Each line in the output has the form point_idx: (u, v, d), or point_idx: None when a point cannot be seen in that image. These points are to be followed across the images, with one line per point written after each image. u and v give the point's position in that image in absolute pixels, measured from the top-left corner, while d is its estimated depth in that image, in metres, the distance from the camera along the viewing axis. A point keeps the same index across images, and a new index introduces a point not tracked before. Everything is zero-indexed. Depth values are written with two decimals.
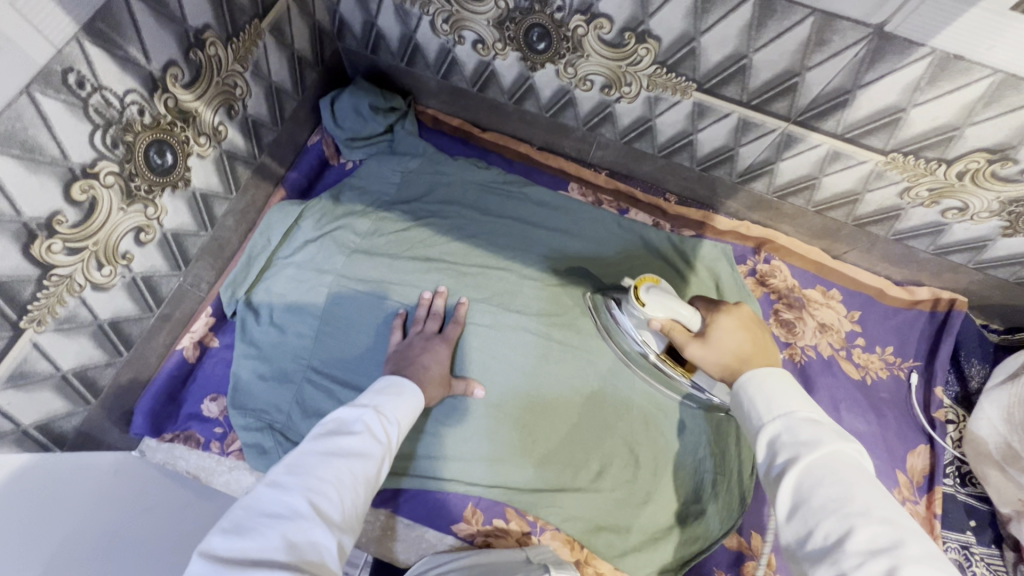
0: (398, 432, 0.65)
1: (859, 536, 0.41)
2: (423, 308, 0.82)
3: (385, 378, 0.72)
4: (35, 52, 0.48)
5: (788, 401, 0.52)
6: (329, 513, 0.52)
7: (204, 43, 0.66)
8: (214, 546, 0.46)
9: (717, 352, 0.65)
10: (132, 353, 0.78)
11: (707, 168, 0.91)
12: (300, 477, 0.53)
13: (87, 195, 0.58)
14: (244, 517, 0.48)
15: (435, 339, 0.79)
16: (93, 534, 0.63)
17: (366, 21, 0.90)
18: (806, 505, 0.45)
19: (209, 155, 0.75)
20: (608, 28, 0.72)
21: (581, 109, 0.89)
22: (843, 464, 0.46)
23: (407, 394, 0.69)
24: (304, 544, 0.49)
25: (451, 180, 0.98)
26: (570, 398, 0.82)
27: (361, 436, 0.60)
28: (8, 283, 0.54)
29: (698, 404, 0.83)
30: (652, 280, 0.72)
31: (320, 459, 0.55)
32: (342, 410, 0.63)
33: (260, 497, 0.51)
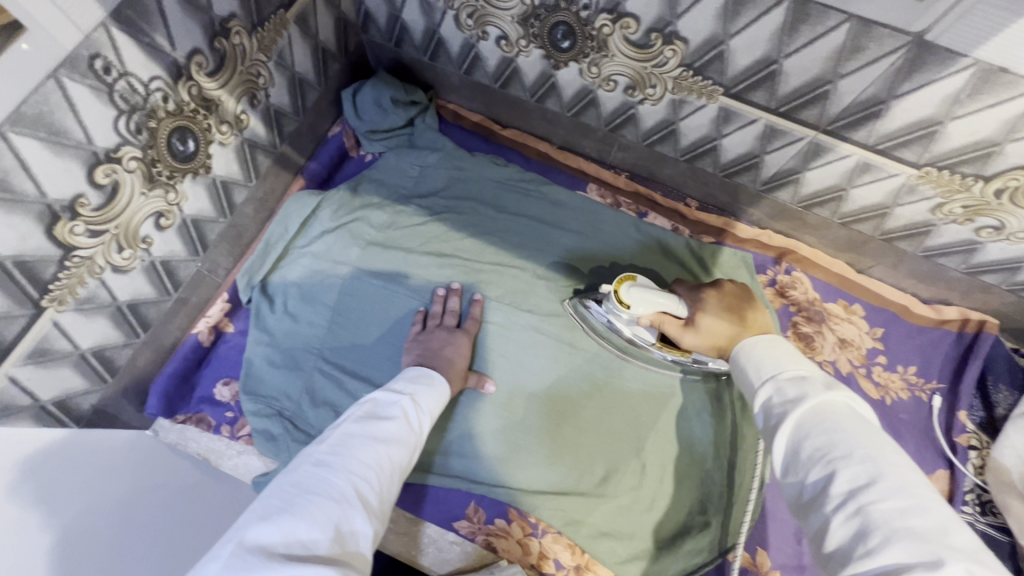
0: (429, 422, 0.66)
1: (842, 480, 0.42)
2: (437, 306, 0.83)
3: (415, 367, 0.73)
4: (63, 38, 0.49)
5: (776, 364, 0.54)
6: (369, 499, 0.53)
7: (229, 32, 0.67)
8: (265, 525, 0.46)
9: (706, 335, 0.68)
10: (149, 335, 0.79)
11: (730, 175, 0.89)
12: (344, 460, 0.53)
13: (110, 178, 0.59)
14: (294, 496, 0.48)
15: (448, 334, 0.80)
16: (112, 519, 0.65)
17: (391, 14, 0.89)
18: (796, 459, 0.46)
19: (230, 143, 0.76)
20: (634, 28, 0.70)
21: (603, 109, 0.87)
22: (827, 410, 0.46)
23: (437, 386, 0.70)
24: (347, 532, 0.49)
25: (469, 176, 0.98)
26: (574, 398, 0.83)
27: (398, 423, 0.61)
28: (31, 263, 0.55)
29: (700, 374, 0.84)
30: (629, 279, 0.76)
31: (361, 443, 0.56)
32: (378, 393, 0.65)
33: (307, 476, 0.51)
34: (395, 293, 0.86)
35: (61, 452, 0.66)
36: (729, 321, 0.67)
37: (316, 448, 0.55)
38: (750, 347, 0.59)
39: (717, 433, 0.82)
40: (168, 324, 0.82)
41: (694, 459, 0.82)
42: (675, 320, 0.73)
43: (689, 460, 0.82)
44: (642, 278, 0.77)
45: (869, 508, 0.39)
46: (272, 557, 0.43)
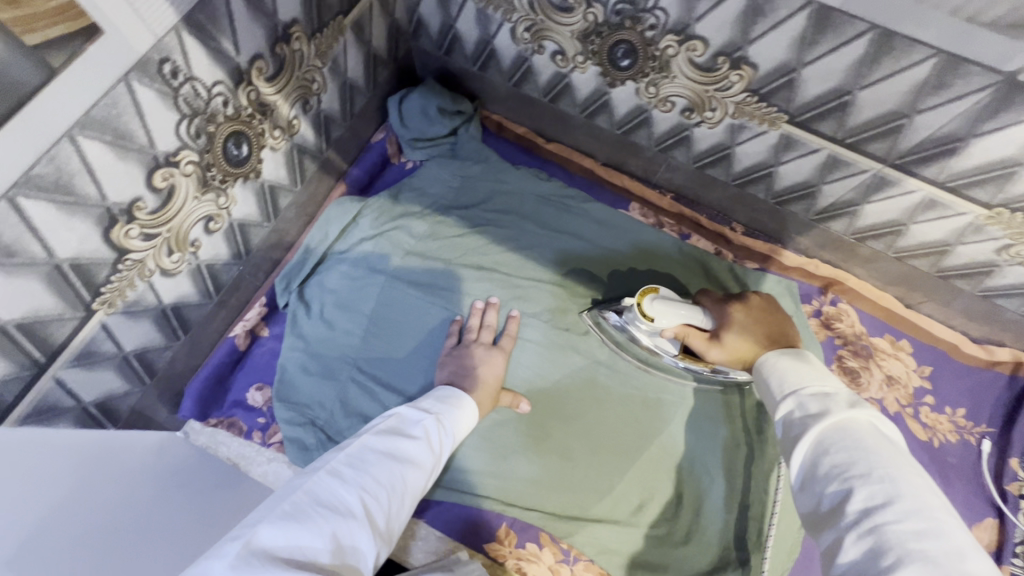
0: (450, 447, 0.64)
1: (858, 498, 0.40)
2: (476, 319, 0.81)
3: (446, 386, 0.71)
4: (136, 41, 0.48)
5: (800, 378, 0.52)
6: (375, 522, 0.51)
7: (290, 38, 0.66)
8: (272, 527, 0.43)
9: (733, 350, 0.66)
10: (190, 337, 0.77)
11: (782, 202, 0.87)
12: (358, 474, 0.52)
13: (167, 182, 0.58)
14: (305, 502, 0.47)
15: (486, 351, 0.79)
16: (90, 510, 0.55)
17: (444, 23, 0.88)
18: (813, 474, 0.44)
19: (281, 148, 0.75)
20: (701, 51, 0.68)
21: (656, 129, 0.86)
22: (850, 428, 0.45)
23: (466, 409, 0.69)
24: (347, 548, 0.47)
25: (511, 189, 0.97)
26: (598, 421, 0.81)
27: (419, 444, 0.60)
28: (87, 266, 0.54)
29: (718, 384, 0.82)
30: (652, 290, 0.74)
31: (377, 459, 0.55)
32: (405, 409, 0.63)
33: (321, 484, 0.49)
34: (432, 305, 0.84)
35: (75, 447, 0.62)
36: (758, 337, 0.64)
37: (336, 456, 0.54)
38: (774, 359, 0.57)
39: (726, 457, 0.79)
40: (207, 326, 0.80)
41: (736, 487, 0.78)
42: (700, 333, 0.70)
43: (730, 490, 0.78)
44: (665, 290, 0.75)
45: (883, 528, 0.37)
46: (273, 561, 0.41)
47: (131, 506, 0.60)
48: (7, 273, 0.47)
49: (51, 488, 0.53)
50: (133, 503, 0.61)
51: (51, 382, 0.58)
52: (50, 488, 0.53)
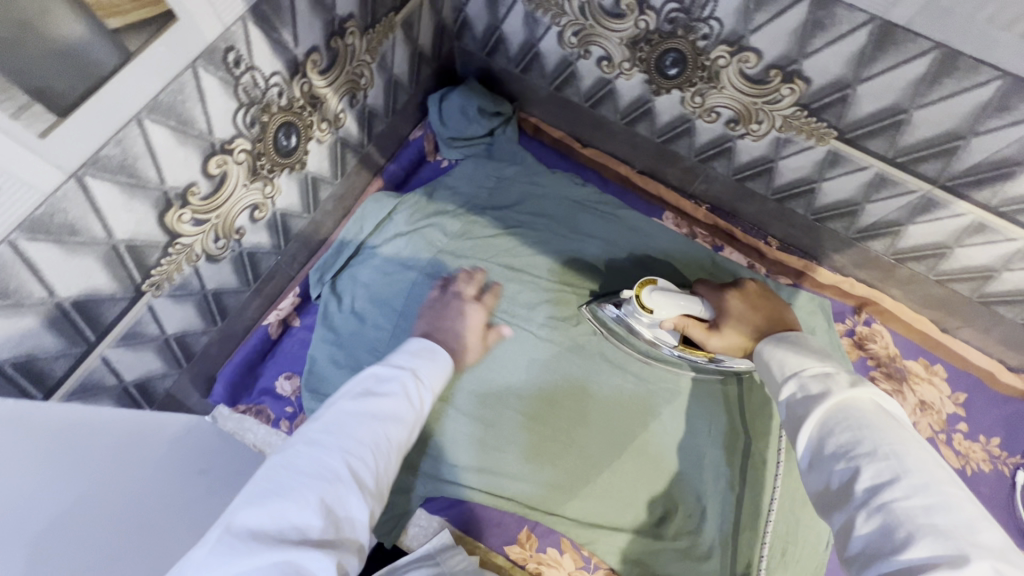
0: (432, 396, 0.62)
1: (864, 476, 0.40)
2: (463, 275, 0.81)
3: (417, 338, 0.67)
4: (206, 29, 0.48)
5: (801, 361, 0.51)
6: (365, 479, 0.49)
7: (345, 32, 0.66)
8: (252, 510, 0.43)
9: (733, 339, 0.65)
10: (226, 324, 0.78)
11: (822, 219, 0.86)
12: (338, 437, 0.50)
13: (220, 169, 0.59)
14: (283, 479, 0.45)
15: (467, 304, 0.78)
16: (112, 501, 0.52)
17: (490, 24, 0.88)
18: (818, 455, 0.44)
19: (326, 141, 0.75)
20: (754, 63, 0.67)
21: (698, 139, 0.85)
22: (853, 407, 0.44)
23: (440, 359, 0.65)
24: (340, 511, 0.46)
25: (546, 193, 0.97)
26: (606, 422, 0.79)
27: (398, 399, 0.56)
28: (141, 248, 0.55)
29: (718, 374, 0.82)
30: (651, 281, 0.72)
31: (358, 419, 0.52)
32: (378, 365, 0.59)
33: (298, 456, 0.47)
34: None
35: (117, 423, 0.62)
36: (758, 324, 0.64)
37: (310, 425, 0.51)
38: (772, 344, 0.56)
39: (729, 454, 0.79)
40: (242, 314, 0.80)
41: (749, 490, 0.77)
42: (699, 323, 0.70)
43: (742, 493, 0.77)
44: (663, 280, 0.74)
45: (892, 505, 0.38)
46: (258, 542, 0.41)
47: (156, 490, 0.59)
48: (69, 251, 0.48)
49: (77, 478, 0.49)
50: (155, 492, 0.58)
51: (97, 360, 0.58)
52: (80, 475, 0.49)
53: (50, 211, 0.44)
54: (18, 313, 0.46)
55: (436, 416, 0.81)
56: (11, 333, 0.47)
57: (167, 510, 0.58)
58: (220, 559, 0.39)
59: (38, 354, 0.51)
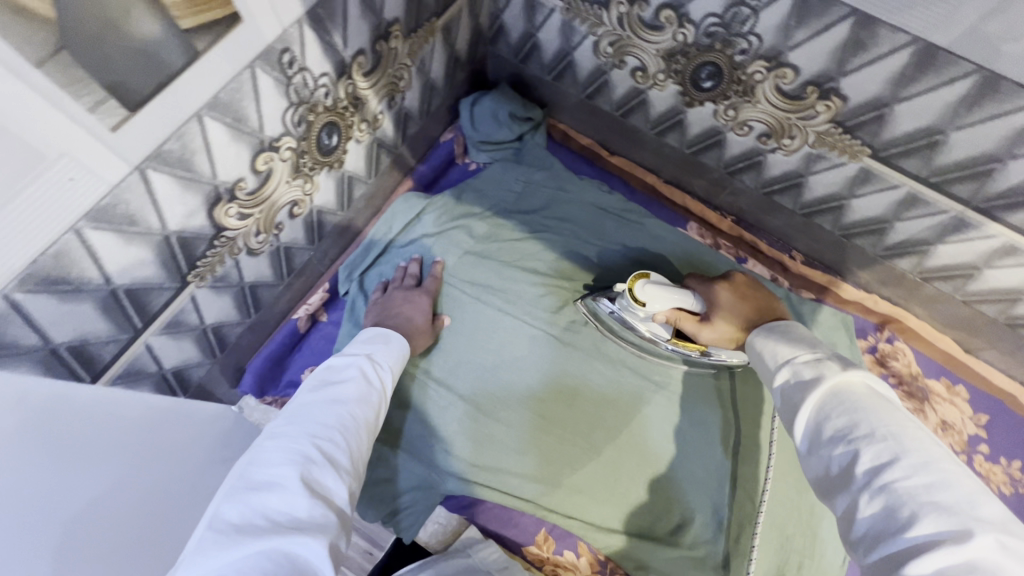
0: (389, 379, 0.68)
1: (864, 458, 0.41)
2: (397, 272, 0.88)
3: (373, 329, 0.76)
4: (266, 31, 0.50)
5: (792, 350, 0.54)
6: (338, 456, 0.53)
7: (390, 36, 0.68)
8: (232, 504, 0.45)
9: (723, 331, 0.67)
10: (258, 316, 0.79)
11: (849, 235, 0.86)
12: (302, 426, 0.54)
13: (267, 166, 0.60)
14: (257, 471, 0.48)
15: (407, 291, 0.85)
16: (132, 494, 0.49)
17: (526, 31, 0.89)
18: (817, 440, 0.44)
19: (364, 141, 0.77)
20: (791, 79, 0.68)
21: (728, 151, 0.86)
22: (847, 390, 0.45)
23: (394, 342, 0.74)
24: (319, 485, 0.49)
25: (573, 199, 0.98)
26: (600, 416, 0.81)
27: (355, 384, 0.63)
28: (189, 240, 0.57)
29: (711, 367, 0.83)
30: (642, 275, 0.74)
31: (317, 408, 0.57)
32: (333, 362, 0.66)
33: (267, 449, 0.51)
34: (487, 309, 0.87)
35: (155, 408, 0.62)
36: (747, 316, 0.65)
37: (274, 424, 0.55)
38: (764, 334, 0.58)
39: (724, 445, 0.80)
40: (274, 307, 0.81)
41: (744, 479, 0.78)
42: (690, 316, 0.71)
43: (739, 482, 0.78)
44: (656, 273, 0.75)
45: (893, 485, 0.38)
46: (242, 530, 0.43)
47: (192, 476, 0.58)
48: (126, 240, 0.49)
49: (89, 471, 0.45)
50: (182, 483, 0.56)
51: (141, 347, 0.59)
52: (95, 469, 0.46)
53: (113, 201, 0.46)
54: (76, 298, 0.48)
55: (460, 417, 0.82)
56: (68, 317, 0.48)
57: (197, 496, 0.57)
58: (210, 549, 0.41)
59: (90, 338, 0.52)
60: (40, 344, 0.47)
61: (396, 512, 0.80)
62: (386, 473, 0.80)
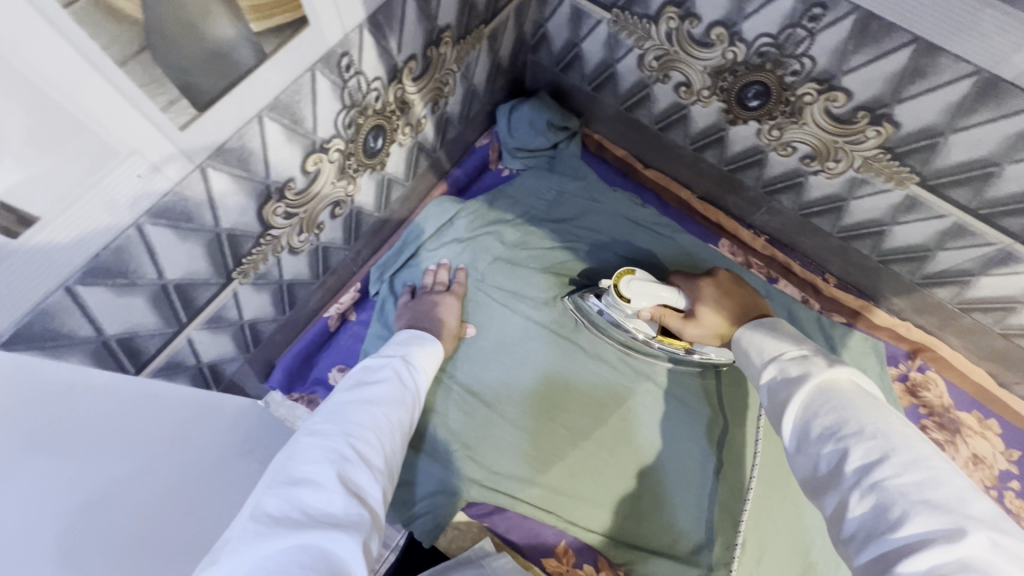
0: (422, 383, 0.69)
1: (854, 457, 0.41)
2: (427, 278, 0.88)
3: (407, 331, 0.78)
4: (328, 35, 0.50)
5: (778, 348, 0.56)
6: (373, 459, 0.53)
7: (441, 42, 0.68)
8: (273, 496, 0.44)
9: (707, 326, 0.69)
10: (292, 313, 0.79)
11: (886, 261, 0.85)
12: (339, 424, 0.54)
13: (316, 167, 0.61)
14: (297, 464, 0.47)
15: (437, 296, 0.85)
16: (148, 486, 0.47)
17: (570, 41, 0.88)
18: (805, 438, 0.45)
19: (406, 144, 0.77)
20: (842, 102, 0.67)
21: (768, 171, 0.85)
22: (832, 388, 0.47)
23: (429, 346, 0.75)
24: (356, 486, 0.49)
25: (606, 210, 0.98)
26: (589, 413, 0.83)
27: (391, 387, 0.63)
28: (239, 237, 0.57)
29: (696, 366, 0.85)
30: (629, 271, 0.76)
31: (353, 408, 0.57)
32: (369, 363, 0.66)
33: (307, 444, 0.50)
34: (515, 315, 0.89)
35: (187, 395, 0.62)
36: (729, 311, 0.67)
37: (312, 420, 0.55)
38: (751, 330, 0.61)
39: (711, 439, 0.82)
40: (307, 305, 0.82)
41: (731, 473, 0.79)
42: (675, 313, 0.74)
43: (726, 477, 0.79)
44: (641, 270, 0.78)
45: (884, 483, 0.39)
46: (283, 523, 0.42)
47: (209, 469, 0.57)
48: (182, 236, 0.50)
49: (111, 461, 0.44)
50: (195, 479, 0.54)
51: (184, 341, 0.60)
52: (118, 456, 0.45)
53: (173, 199, 0.46)
54: (131, 292, 0.48)
55: (485, 423, 0.83)
56: (121, 310, 0.49)
57: (210, 491, 0.55)
58: (253, 541, 0.40)
59: (139, 331, 0.53)
60: (93, 335, 0.48)
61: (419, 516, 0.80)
62: (410, 477, 0.80)
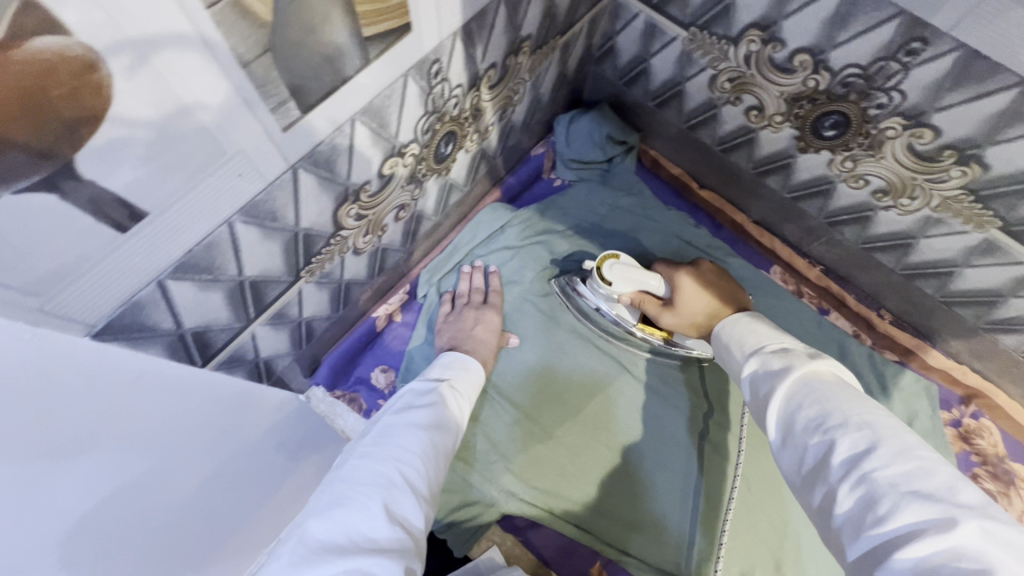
0: (467, 407, 0.68)
1: (841, 448, 0.41)
2: (464, 286, 0.88)
3: (447, 354, 0.76)
4: (425, 42, 0.49)
5: (758, 341, 0.59)
6: (418, 485, 0.52)
7: (520, 51, 0.67)
8: (321, 521, 0.44)
9: (685, 315, 0.73)
10: (344, 312, 0.79)
11: (950, 302, 0.83)
12: (387, 447, 0.53)
13: (391, 170, 0.60)
14: (345, 488, 0.47)
15: (476, 310, 0.85)
16: (179, 492, 0.45)
17: (638, 55, 0.87)
18: (791, 432, 0.46)
19: (472, 151, 0.77)
20: (928, 140, 0.65)
21: (834, 202, 0.83)
22: (814, 379, 0.48)
23: (473, 370, 0.74)
24: (399, 513, 0.48)
25: (658, 228, 0.97)
26: (572, 401, 0.85)
27: (438, 410, 0.62)
28: (313, 237, 0.57)
29: (676, 358, 0.87)
30: (612, 257, 0.81)
31: (400, 431, 0.56)
32: (416, 384, 0.66)
33: (356, 467, 0.50)
34: (561, 330, 0.89)
35: (233, 388, 0.61)
36: (706, 303, 0.71)
37: (361, 443, 0.55)
38: (731, 326, 0.63)
39: (692, 433, 0.83)
40: (358, 304, 0.82)
41: (720, 471, 0.81)
42: (654, 300, 0.78)
43: (722, 477, 0.80)
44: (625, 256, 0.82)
45: (872, 475, 0.38)
46: (329, 549, 0.42)
47: (237, 466, 0.55)
48: (265, 235, 0.49)
49: (146, 456, 0.42)
50: (222, 475, 0.52)
51: (248, 336, 0.60)
52: (154, 451, 0.43)
53: (265, 198, 0.46)
54: (212, 288, 0.48)
55: (527, 436, 0.82)
56: (201, 305, 0.49)
57: (231, 491, 0.53)
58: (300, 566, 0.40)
59: (212, 325, 0.52)
60: (172, 328, 0.48)
61: (457, 523, 0.79)
62: (449, 484, 0.80)
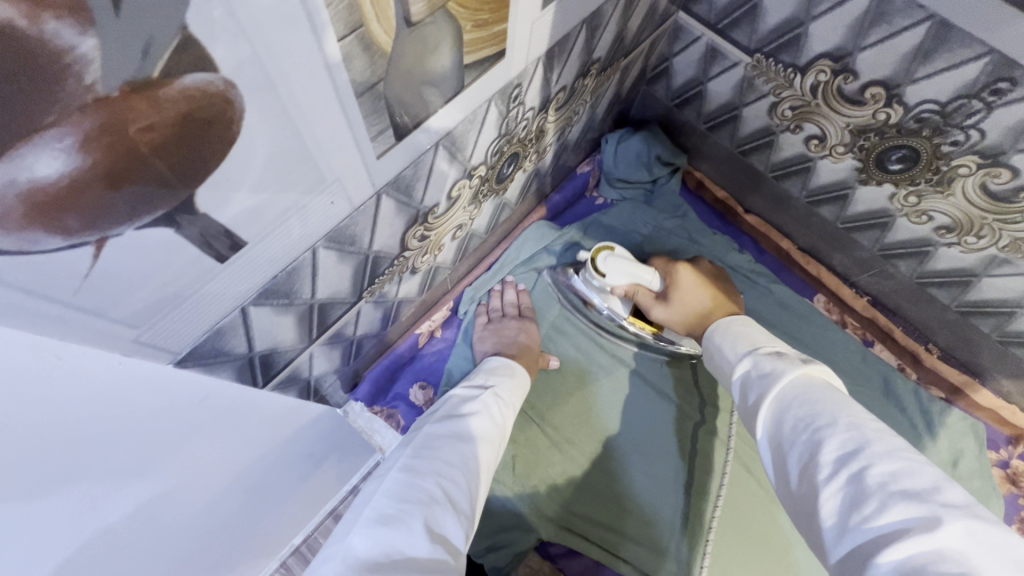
0: (509, 419, 0.64)
1: (829, 447, 0.39)
2: (496, 301, 0.86)
3: (496, 358, 0.73)
4: (512, 70, 0.48)
5: (751, 342, 0.59)
6: (459, 501, 0.47)
7: (587, 73, 0.66)
8: (362, 539, 0.40)
9: (678, 310, 0.75)
10: (391, 329, 0.78)
11: (1006, 341, 0.81)
12: (431, 460, 0.49)
13: (458, 193, 0.59)
14: (387, 503, 0.43)
15: (517, 321, 0.83)
16: (162, 516, 0.42)
17: (695, 78, 0.86)
18: (779, 432, 0.44)
19: (528, 170, 0.75)
20: (1005, 180, 0.63)
21: (891, 235, 0.82)
22: (804, 382, 0.46)
23: (518, 375, 0.71)
24: (441, 532, 0.43)
25: (704, 252, 0.95)
26: (570, 401, 0.85)
27: (481, 422, 0.58)
28: (380, 258, 0.55)
29: (665, 354, 0.87)
30: (606, 247, 0.78)
31: (444, 443, 0.52)
32: (459, 395, 0.63)
33: (399, 480, 0.46)
34: (602, 352, 0.88)
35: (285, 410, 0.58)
36: (703, 301, 0.74)
37: (403, 454, 0.51)
38: (722, 329, 0.64)
39: (683, 438, 0.83)
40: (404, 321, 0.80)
41: (762, 503, 0.79)
42: (649, 292, 0.79)
43: (765, 510, 0.79)
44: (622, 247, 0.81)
45: (863, 473, 0.36)
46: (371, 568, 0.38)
47: (237, 480, 0.52)
48: (341, 258, 0.48)
49: (145, 482, 0.38)
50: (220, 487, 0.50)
51: (305, 356, 0.58)
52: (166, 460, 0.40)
53: (348, 224, 0.44)
54: (286, 311, 0.47)
55: (568, 460, 0.81)
56: (272, 329, 0.47)
57: (219, 503, 0.50)
58: None
59: (278, 347, 0.51)
60: (244, 352, 0.46)
61: (493, 549, 0.77)
62: (488, 509, 0.78)
